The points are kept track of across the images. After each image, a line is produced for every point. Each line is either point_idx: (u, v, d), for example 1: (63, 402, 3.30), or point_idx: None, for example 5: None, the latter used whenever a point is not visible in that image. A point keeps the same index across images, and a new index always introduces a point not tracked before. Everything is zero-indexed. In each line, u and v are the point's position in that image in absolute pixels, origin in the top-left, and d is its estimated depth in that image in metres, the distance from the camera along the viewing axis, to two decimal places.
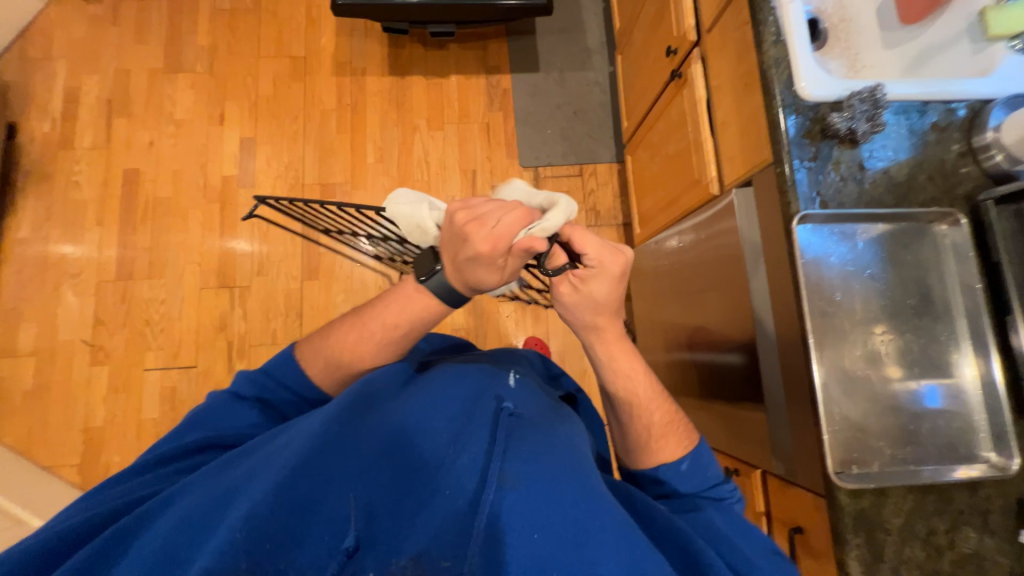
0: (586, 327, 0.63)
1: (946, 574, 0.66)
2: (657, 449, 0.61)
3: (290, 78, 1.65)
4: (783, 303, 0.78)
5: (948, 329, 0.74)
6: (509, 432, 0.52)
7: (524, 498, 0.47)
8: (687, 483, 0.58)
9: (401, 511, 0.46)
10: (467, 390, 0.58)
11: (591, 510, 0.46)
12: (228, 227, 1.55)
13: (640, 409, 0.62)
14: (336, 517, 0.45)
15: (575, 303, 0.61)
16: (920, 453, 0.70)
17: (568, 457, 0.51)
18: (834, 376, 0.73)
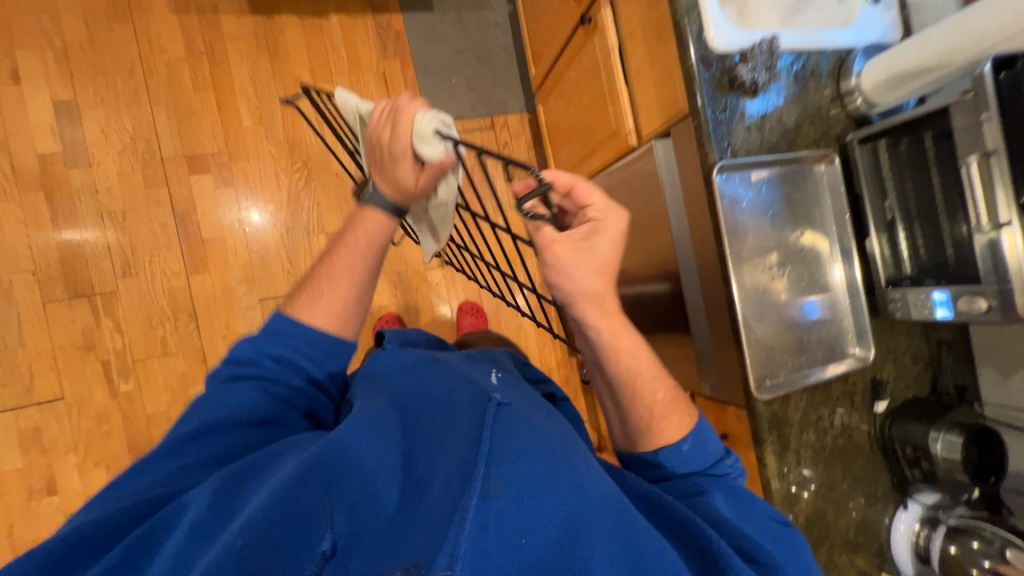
0: (581, 296, 0.58)
1: (829, 446, 0.85)
2: (663, 425, 0.61)
3: (110, 18, 1.27)
4: (704, 248, 0.87)
5: (830, 258, 0.89)
6: (498, 424, 0.51)
7: (514, 501, 0.46)
8: (681, 455, 0.60)
9: (396, 521, 0.47)
10: (459, 391, 0.58)
11: (580, 506, 0.47)
12: (65, 221, 1.22)
13: (643, 388, 0.61)
14: (328, 528, 0.46)
15: (578, 259, 0.57)
16: (811, 358, 0.86)
17: (561, 448, 0.51)
18: (749, 306, 0.83)
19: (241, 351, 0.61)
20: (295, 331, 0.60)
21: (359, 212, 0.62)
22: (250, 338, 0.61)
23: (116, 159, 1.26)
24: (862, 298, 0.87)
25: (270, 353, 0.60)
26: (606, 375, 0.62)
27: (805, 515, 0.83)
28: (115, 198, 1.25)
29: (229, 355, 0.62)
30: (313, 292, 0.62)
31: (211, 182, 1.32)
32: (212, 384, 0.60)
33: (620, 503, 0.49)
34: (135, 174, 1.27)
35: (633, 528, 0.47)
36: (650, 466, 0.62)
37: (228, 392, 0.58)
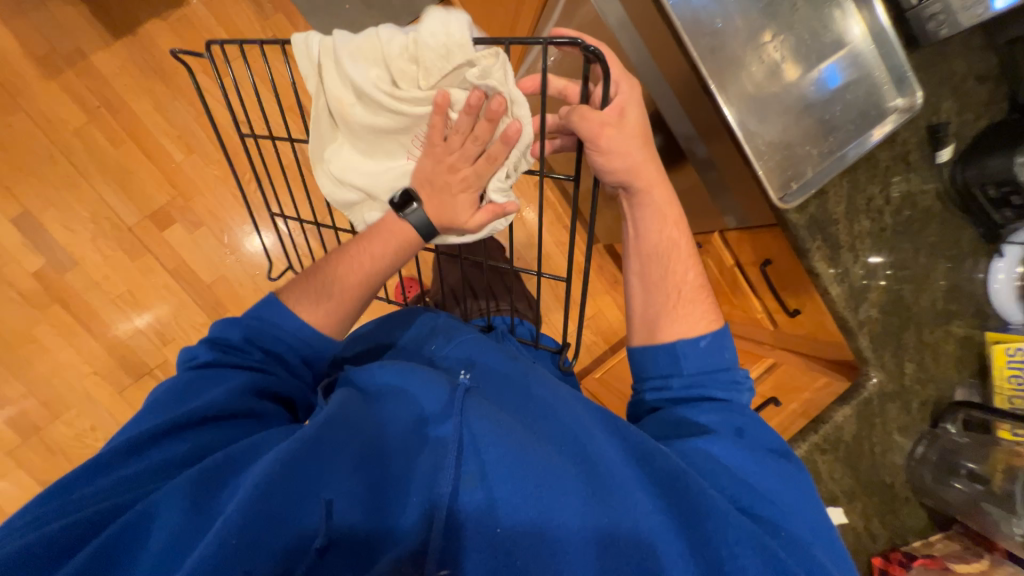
0: (637, 170, 0.58)
1: (890, 227, 0.72)
2: (678, 311, 0.59)
3: (2, 114, 1.21)
4: (671, 64, 0.70)
5: (830, 12, 0.71)
6: (466, 412, 0.48)
7: (488, 490, 0.44)
8: (698, 350, 0.57)
9: (374, 521, 0.42)
10: (430, 384, 0.52)
11: (557, 490, 0.44)
12: (91, 319, 1.28)
13: (673, 264, 0.61)
14: (316, 520, 0.40)
15: (619, 143, 0.56)
16: (841, 136, 0.70)
17: (533, 438, 0.47)
18: (745, 107, 0.69)
19: (228, 337, 0.55)
20: (288, 329, 0.55)
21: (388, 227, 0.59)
22: (237, 326, 0.55)
23: (95, 247, 1.27)
24: (893, 38, 0.68)
25: (263, 346, 0.55)
26: (639, 252, 0.63)
27: (878, 306, 0.72)
28: (116, 282, 1.29)
29: (213, 338, 0.56)
30: (310, 273, 0.59)
31: (184, 229, 1.31)
32: (180, 375, 0.54)
33: (597, 484, 0.45)
34: (118, 253, 1.29)
35: (608, 510, 0.44)
36: (664, 364, 0.58)
37: (199, 386, 0.52)
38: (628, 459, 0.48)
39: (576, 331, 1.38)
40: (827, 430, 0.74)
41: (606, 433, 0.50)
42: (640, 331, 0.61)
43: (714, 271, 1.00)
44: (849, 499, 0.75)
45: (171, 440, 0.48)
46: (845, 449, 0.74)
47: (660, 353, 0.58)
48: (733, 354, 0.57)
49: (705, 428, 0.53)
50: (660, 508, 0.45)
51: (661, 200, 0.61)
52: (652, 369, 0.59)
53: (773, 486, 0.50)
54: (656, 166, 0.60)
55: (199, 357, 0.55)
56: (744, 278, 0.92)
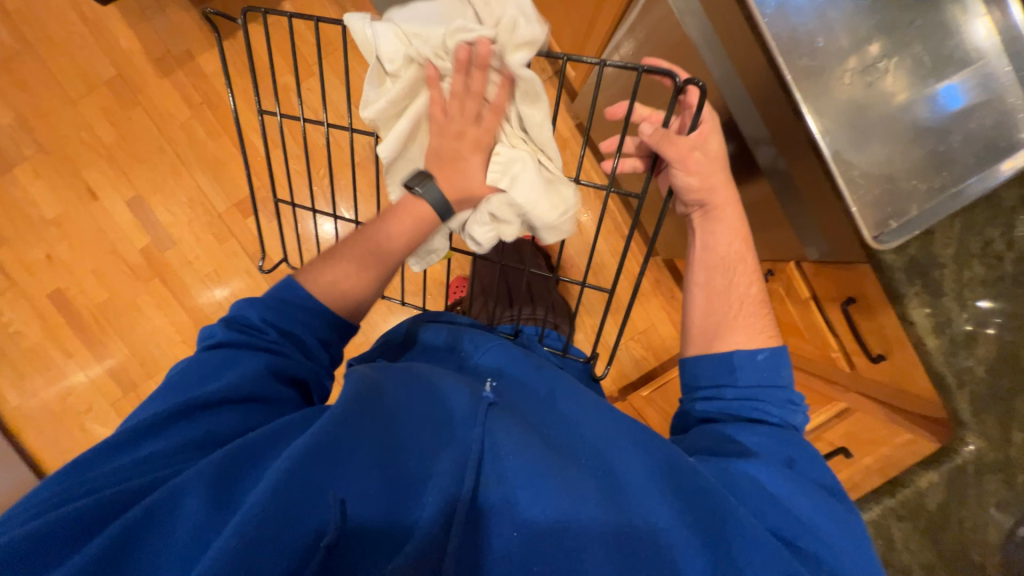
0: (716, 190, 0.56)
1: (1010, 277, 0.62)
2: (738, 323, 0.55)
3: (124, 108, 1.38)
4: (760, 81, 0.65)
5: (956, 23, 0.63)
6: (491, 425, 0.46)
7: (510, 502, 0.42)
8: (756, 363, 0.53)
9: (390, 519, 0.40)
10: (459, 389, 0.51)
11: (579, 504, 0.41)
12: (183, 293, 1.44)
13: (740, 275, 0.58)
14: (330, 512, 0.38)
15: (696, 165, 0.54)
16: (958, 171, 0.61)
17: (555, 451, 0.46)
18: (842, 135, 0.63)
19: (246, 316, 0.53)
20: (301, 310, 0.54)
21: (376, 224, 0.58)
22: (257, 305, 0.53)
23: (190, 229, 1.42)
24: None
25: (284, 329, 0.53)
26: (703, 261, 0.59)
27: (986, 364, 0.63)
28: (205, 262, 1.43)
29: (229, 318, 0.53)
30: (326, 253, 0.58)
31: (264, 218, 1.42)
32: (203, 350, 0.52)
33: (613, 502, 0.42)
34: (208, 236, 1.42)
35: (624, 520, 0.41)
36: (714, 371, 0.54)
37: (210, 364, 0.50)
38: (653, 480, 0.44)
39: (624, 345, 1.34)
40: (908, 494, 0.67)
41: (636, 454, 0.46)
42: (694, 340, 0.57)
43: (786, 301, 0.93)
44: (926, 574, 0.67)
45: (197, 413, 0.47)
46: (926, 518, 0.67)
47: (715, 363, 0.54)
48: (791, 375, 0.53)
49: (747, 450, 0.48)
50: (683, 528, 0.41)
51: (732, 217, 0.58)
52: (703, 379, 0.55)
53: (818, 517, 0.43)
54: (734, 190, 0.57)
55: (215, 334, 0.53)
56: (819, 313, 0.84)
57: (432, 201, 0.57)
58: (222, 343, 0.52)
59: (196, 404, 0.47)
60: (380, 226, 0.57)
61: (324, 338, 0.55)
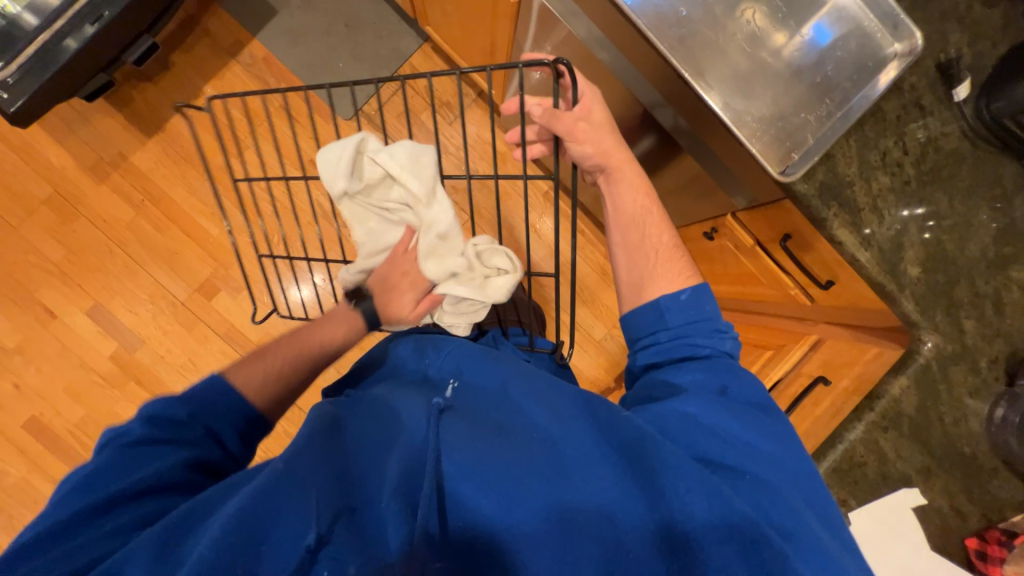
0: (608, 153, 0.60)
1: (914, 178, 0.67)
2: (660, 270, 0.58)
3: (68, 222, 1.38)
4: (645, 59, 0.70)
5: None
6: (441, 425, 0.47)
7: (470, 486, 0.43)
8: (680, 304, 0.55)
9: (357, 527, 0.41)
10: (412, 402, 0.53)
11: (530, 478, 0.43)
12: (161, 391, 1.41)
13: (650, 225, 0.62)
14: (302, 519, 0.39)
15: (587, 134, 0.59)
16: (840, 95, 0.67)
17: (507, 435, 0.46)
18: (730, 88, 0.68)
19: (171, 410, 0.51)
20: (224, 405, 0.54)
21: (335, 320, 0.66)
22: (175, 403, 0.52)
23: (157, 325, 1.41)
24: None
25: (207, 422, 0.52)
26: (617, 221, 0.62)
27: (919, 264, 0.67)
28: (178, 353, 1.41)
29: (146, 413, 0.50)
30: (256, 353, 0.60)
31: (228, 296, 1.42)
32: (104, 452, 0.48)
33: (558, 468, 0.44)
34: (176, 327, 1.41)
35: (570, 484, 0.43)
36: (649, 319, 0.56)
37: (125, 459, 0.47)
38: (596, 438, 0.46)
39: (607, 334, 1.35)
40: (885, 405, 0.69)
41: (577, 419, 0.47)
42: (626, 294, 0.60)
43: (735, 253, 0.95)
44: (926, 477, 0.68)
45: (125, 502, 0.44)
46: (908, 424, 0.69)
47: (646, 312, 0.56)
48: (715, 306, 0.55)
49: (680, 389, 0.51)
50: (626, 477, 0.43)
51: (632, 175, 0.62)
52: (640, 327, 0.57)
53: (751, 436, 0.46)
54: (625, 148, 0.62)
55: (125, 431, 0.49)
56: (767, 256, 0.87)
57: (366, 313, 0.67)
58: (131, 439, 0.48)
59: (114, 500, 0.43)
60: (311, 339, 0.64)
61: (244, 426, 0.56)
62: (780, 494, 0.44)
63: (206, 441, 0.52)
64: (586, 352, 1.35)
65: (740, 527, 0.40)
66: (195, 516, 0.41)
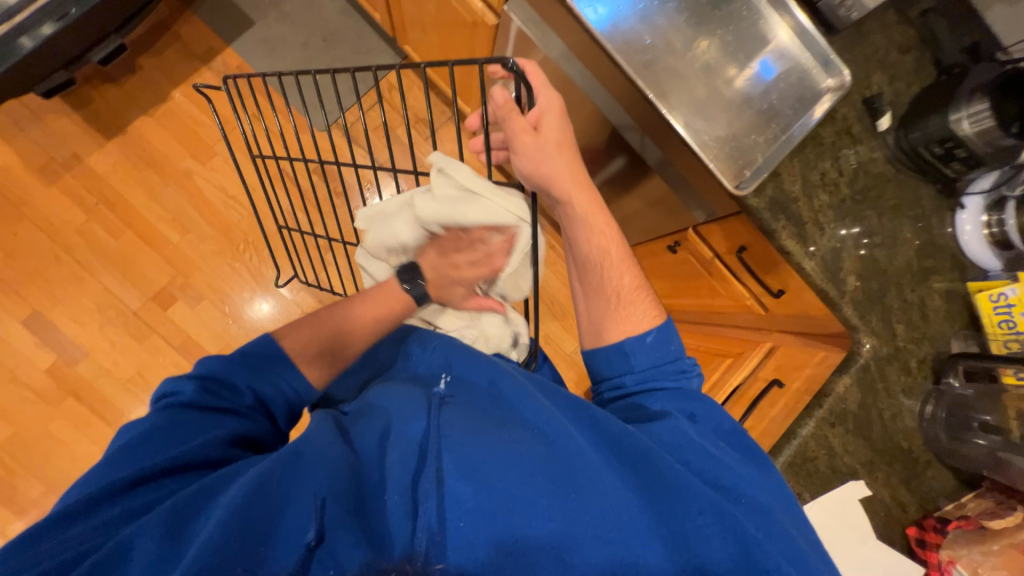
0: (558, 180, 0.54)
1: (849, 197, 0.75)
2: (624, 313, 0.57)
3: (8, 225, 1.29)
4: (614, 83, 0.76)
5: (747, 5, 0.77)
6: (442, 419, 0.47)
7: (471, 487, 0.42)
8: (646, 346, 0.55)
9: (360, 522, 0.40)
10: (405, 397, 0.52)
11: (531, 479, 0.42)
12: (104, 407, 1.30)
13: (610, 268, 0.58)
14: (305, 515, 0.38)
15: (542, 156, 0.53)
16: (784, 121, 0.75)
17: (508, 428, 0.46)
18: (687, 109, 0.75)
19: (225, 373, 0.52)
20: (272, 368, 0.55)
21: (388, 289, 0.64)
22: (236, 365, 0.53)
23: (104, 336, 1.31)
24: (812, 30, 0.72)
25: (261, 391, 0.53)
26: (576, 263, 0.60)
27: (856, 273, 0.74)
28: (126, 367, 1.32)
29: (204, 375, 0.51)
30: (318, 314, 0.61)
31: (186, 305, 1.35)
32: (159, 410, 0.48)
33: (566, 472, 0.43)
34: (126, 338, 1.32)
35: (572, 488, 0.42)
36: (617, 360, 0.56)
37: (176, 419, 0.47)
38: (601, 447, 0.46)
39: (578, 347, 1.38)
40: (832, 402, 0.74)
41: (579, 424, 0.48)
42: (587, 335, 0.60)
43: (696, 267, 1.01)
44: (869, 471, 0.74)
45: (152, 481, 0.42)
46: (853, 420, 0.74)
47: (610, 354, 0.56)
48: (680, 345, 0.56)
49: (659, 415, 0.52)
50: (632, 488, 0.44)
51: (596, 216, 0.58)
52: (604, 371, 0.57)
53: (733, 460, 0.48)
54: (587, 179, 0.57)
55: (178, 392, 0.49)
56: (724, 269, 0.93)
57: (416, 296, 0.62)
58: (185, 403, 0.49)
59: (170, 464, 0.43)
60: (360, 306, 0.62)
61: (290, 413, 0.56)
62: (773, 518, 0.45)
63: (253, 412, 0.52)
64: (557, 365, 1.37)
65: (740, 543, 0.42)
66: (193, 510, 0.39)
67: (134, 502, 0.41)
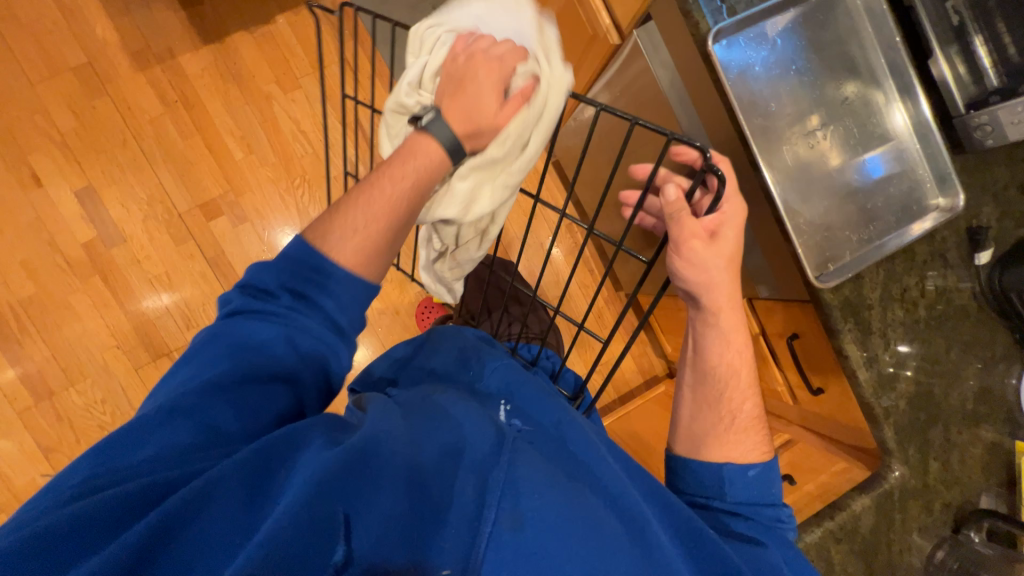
0: (712, 288, 0.54)
1: (924, 320, 0.72)
2: (732, 438, 0.54)
3: (88, 97, 1.32)
4: (721, 139, 0.74)
5: (879, 95, 0.74)
6: (518, 460, 0.43)
7: (548, 543, 0.38)
8: (746, 480, 0.52)
9: (409, 549, 0.36)
10: (475, 419, 0.48)
11: (609, 567, 0.38)
12: (125, 294, 1.33)
13: (733, 391, 0.56)
14: (371, 531, 0.36)
15: (702, 259, 0.53)
16: (881, 226, 0.73)
17: (582, 492, 0.43)
18: (788, 184, 0.73)
19: (260, 280, 0.48)
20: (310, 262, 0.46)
21: (414, 146, 0.50)
22: (269, 268, 0.47)
23: (144, 228, 1.34)
24: (936, 132, 0.71)
25: (295, 293, 0.47)
26: (697, 371, 0.58)
27: (907, 398, 0.72)
28: (156, 263, 1.34)
29: (244, 282, 0.49)
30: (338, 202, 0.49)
31: (228, 222, 1.36)
32: (218, 318, 0.49)
33: (645, 559, 0.40)
34: (164, 235, 1.34)
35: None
36: (710, 482, 0.53)
37: (234, 326, 0.47)
38: (674, 541, 0.44)
39: (588, 376, 1.37)
40: (845, 517, 0.71)
41: (648, 502, 0.47)
42: (684, 442, 0.57)
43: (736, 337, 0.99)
44: None
45: (220, 392, 0.44)
46: (861, 540, 0.71)
47: (706, 474, 0.54)
48: (779, 487, 0.54)
49: (754, 539, 0.49)
50: None
51: (733, 332, 0.56)
52: (692, 485, 0.55)
53: None
54: (737, 290, 0.56)
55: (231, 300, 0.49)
56: (767, 348, 0.90)
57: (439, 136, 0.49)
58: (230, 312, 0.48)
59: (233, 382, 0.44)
60: (388, 171, 0.49)
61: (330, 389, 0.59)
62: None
63: (295, 313, 0.46)
64: None
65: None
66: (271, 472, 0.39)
67: (208, 420, 0.43)
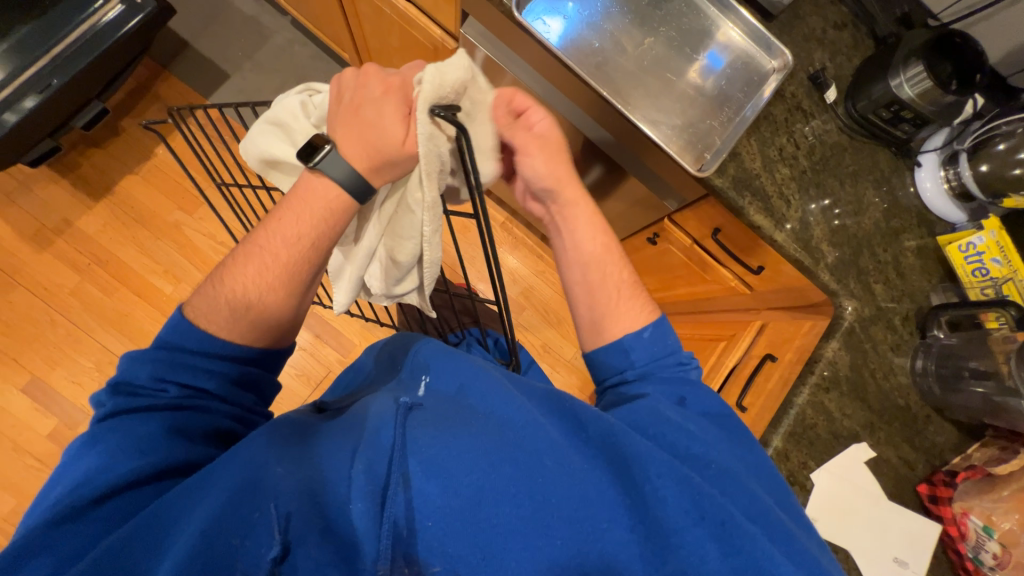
0: (562, 183, 0.62)
1: (807, 167, 0.77)
2: (622, 307, 0.61)
3: (4, 294, 1.31)
4: (570, 88, 0.79)
5: (683, 1, 0.83)
6: (410, 425, 0.45)
7: (438, 486, 0.41)
8: (644, 342, 0.58)
9: (325, 533, 0.39)
10: (372, 407, 0.49)
11: (503, 475, 0.42)
12: None
13: (609, 265, 0.63)
14: (268, 532, 0.37)
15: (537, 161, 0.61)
16: (735, 105, 0.79)
17: (477, 424, 0.46)
18: (644, 103, 0.79)
19: (134, 377, 0.49)
20: (187, 341, 0.50)
21: (305, 188, 0.52)
22: (145, 362, 0.49)
23: None
24: (748, 17, 0.78)
25: (180, 379, 0.49)
26: (576, 259, 0.64)
27: (828, 239, 0.77)
28: None
29: (116, 381, 0.49)
30: (216, 279, 0.53)
31: None
32: (92, 426, 0.48)
33: (533, 456, 0.43)
34: None
35: (541, 476, 0.42)
36: (615, 356, 0.58)
37: (105, 433, 0.46)
38: (567, 436, 0.47)
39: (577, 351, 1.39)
40: (823, 368, 0.75)
41: (550, 417, 0.48)
42: (587, 335, 0.62)
43: (676, 256, 1.02)
44: (871, 434, 0.74)
45: (81, 513, 0.42)
46: (847, 384, 0.75)
47: (611, 353, 0.59)
48: (676, 339, 0.59)
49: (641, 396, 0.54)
50: (599, 465, 0.44)
51: (590, 216, 0.64)
52: (606, 369, 0.59)
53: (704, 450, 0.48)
54: (579, 181, 0.64)
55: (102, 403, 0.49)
56: (703, 253, 0.94)
57: (339, 177, 0.51)
58: (100, 418, 0.48)
59: (100, 473, 0.43)
60: (279, 223, 0.52)
61: None
62: (726, 477, 0.47)
63: (192, 401, 0.49)
64: (559, 372, 1.37)
65: (712, 515, 0.42)
66: (143, 549, 0.38)
67: (68, 548, 0.40)
